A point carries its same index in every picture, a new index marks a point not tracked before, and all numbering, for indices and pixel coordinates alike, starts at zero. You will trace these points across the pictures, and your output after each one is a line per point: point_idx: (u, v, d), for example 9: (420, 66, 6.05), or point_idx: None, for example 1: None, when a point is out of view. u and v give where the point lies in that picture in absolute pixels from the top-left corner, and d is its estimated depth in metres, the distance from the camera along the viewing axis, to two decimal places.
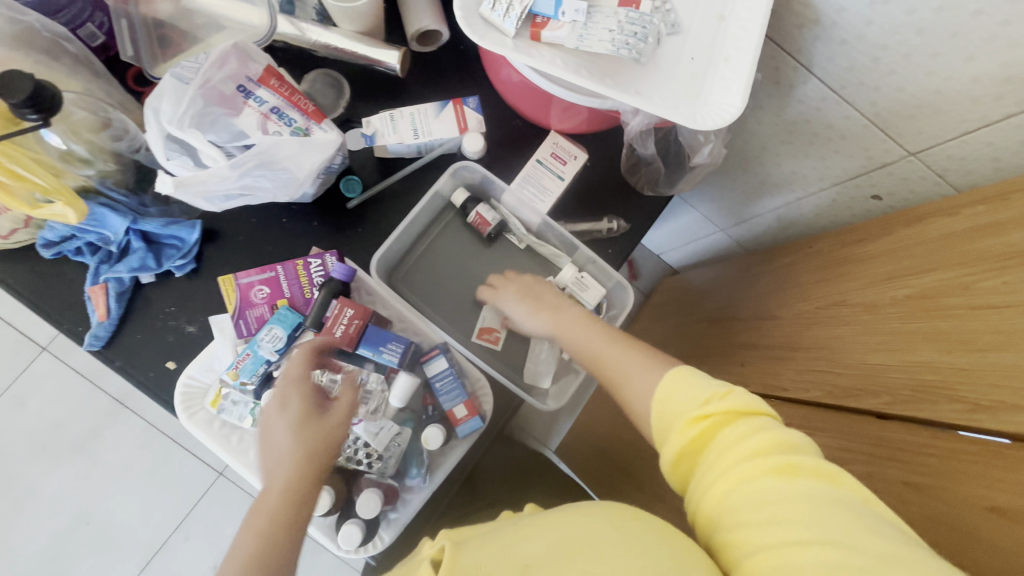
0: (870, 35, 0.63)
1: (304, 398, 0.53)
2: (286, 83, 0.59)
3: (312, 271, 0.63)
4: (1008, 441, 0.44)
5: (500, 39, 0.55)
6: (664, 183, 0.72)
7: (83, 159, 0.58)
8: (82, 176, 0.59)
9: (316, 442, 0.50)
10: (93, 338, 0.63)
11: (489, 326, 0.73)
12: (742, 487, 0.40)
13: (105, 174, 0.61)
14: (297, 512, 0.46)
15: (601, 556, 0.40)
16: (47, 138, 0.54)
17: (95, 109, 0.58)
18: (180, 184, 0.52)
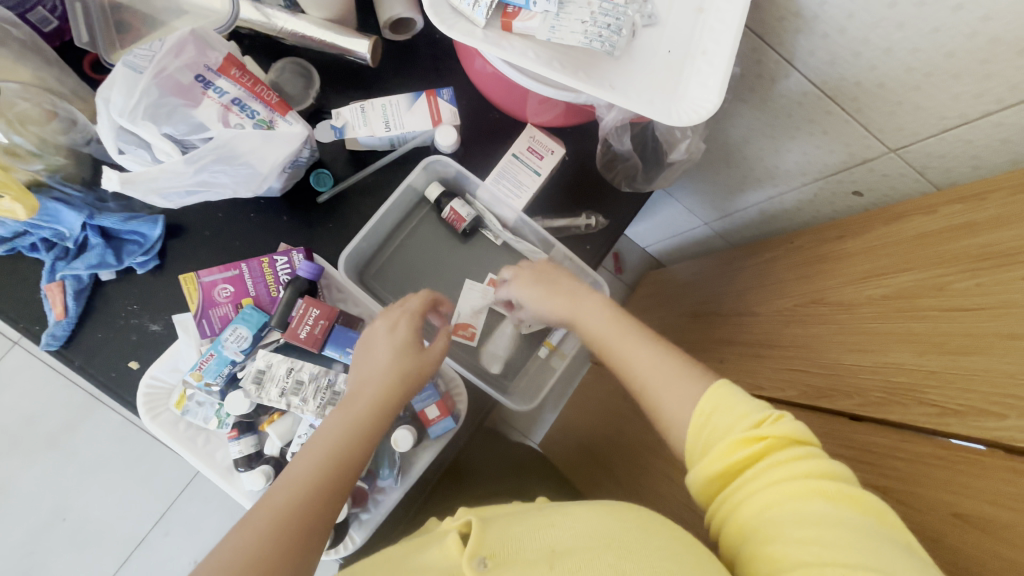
0: (852, 29, 0.61)
1: (411, 328, 0.56)
2: (248, 73, 0.57)
3: (278, 269, 0.61)
4: (983, 448, 0.43)
5: (469, 29, 0.53)
6: (642, 179, 0.70)
7: (31, 153, 0.56)
8: (31, 170, 0.57)
9: (411, 368, 0.53)
10: (51, 338, 0.61)
11: (465, 322, 0.71)
12: (784, 506, 0.40)
13: (55, 168, 0.59)
14: (377, 425, 0.50)
15: (630, 552, 0.40)
16: None
17: (42, 99, 0.56)
18: (127, 180, 0.50)
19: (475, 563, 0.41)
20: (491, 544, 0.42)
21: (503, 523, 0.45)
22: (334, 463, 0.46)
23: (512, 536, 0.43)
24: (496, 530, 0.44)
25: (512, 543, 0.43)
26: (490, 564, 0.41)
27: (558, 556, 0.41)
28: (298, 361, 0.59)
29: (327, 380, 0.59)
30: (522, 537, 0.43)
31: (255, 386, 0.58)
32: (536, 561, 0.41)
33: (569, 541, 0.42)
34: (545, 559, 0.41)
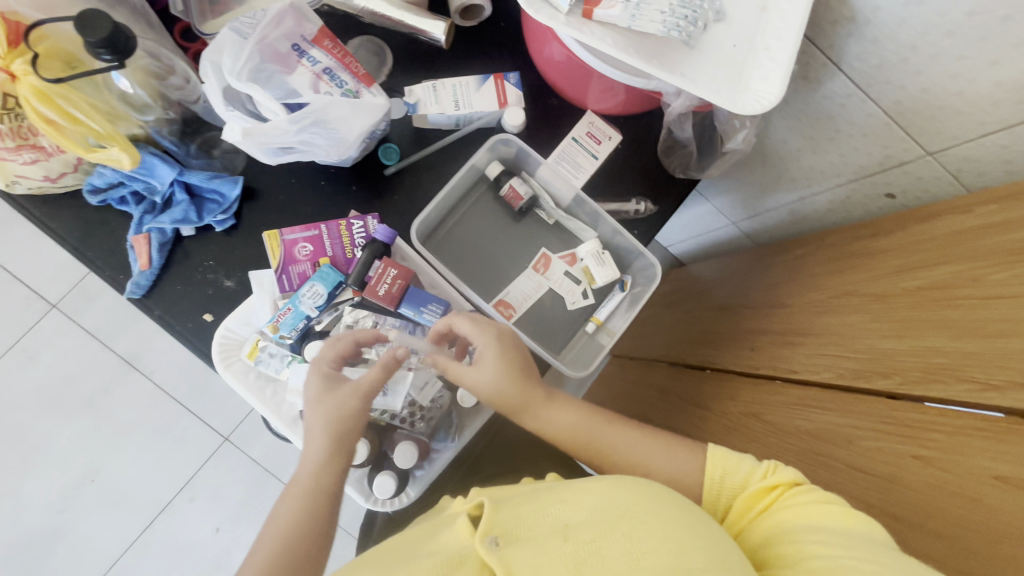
0: (902, 35, 0.65)
1: (322, 375, 0.54)
2: (339, 45, 0.61)
3: (355, 232, 0.65)
4: (1004, 415, 0.48)
5: (553, 14, 0.57)
6: (694, 167, 0.74)
7: (142, 105, 0.60)
8: (139, 123, 0.61)
9: (329, 415, 0.51)
10: (135, 286, 0.64)
11: (507, 301, 0.74)
12: (797, 518, 0.47)
13: (161, 122, 0.62)
14: (324, 498, 0.49)
15: (644, 523, 0.43)
16: (116, 80, 0.56)
17: (158, 54, 0.59)
18: (246, 133, 0.54)
19: (487, 541, 0.45)
20: (502, 525, 0.46)
21: (514, 505, 0.48)
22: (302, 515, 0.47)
23: (522, 519, 0.46)
24: (508, 513, 0.47)
25: (525, 523, 0.46)
26: (501, 542, 0.45)
27: (572, 528, 0.44)
28: (381, 316, 0.63)
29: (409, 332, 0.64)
30: (532, 516, 0.47)
31: None
32: (551, 534, 0.44)
33: (583, 517, 0.45)
34: (560, 533, 0.44)
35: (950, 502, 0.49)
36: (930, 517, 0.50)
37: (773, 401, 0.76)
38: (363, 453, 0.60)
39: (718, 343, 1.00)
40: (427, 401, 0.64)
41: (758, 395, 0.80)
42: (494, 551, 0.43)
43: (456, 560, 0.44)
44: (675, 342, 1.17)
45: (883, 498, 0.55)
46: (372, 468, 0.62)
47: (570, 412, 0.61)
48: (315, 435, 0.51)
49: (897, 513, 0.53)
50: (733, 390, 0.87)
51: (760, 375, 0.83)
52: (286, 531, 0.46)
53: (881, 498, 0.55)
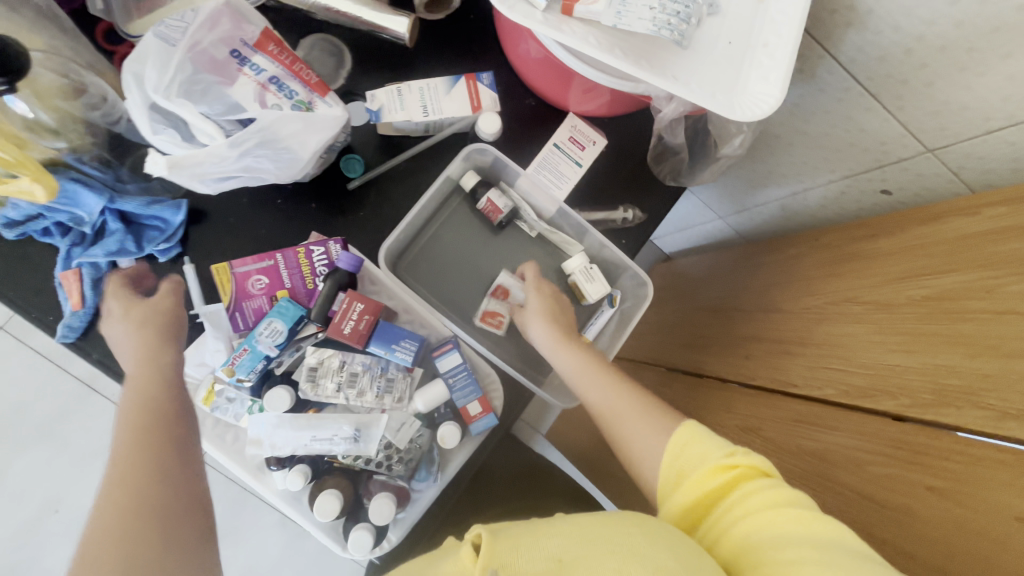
0: (907, 25, 0.60)
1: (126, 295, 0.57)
2: (286, 50, 0.53)
3: (314, 259, 0.57)
4: None
5: (529, 11, 0.50)
6: (686, 174, 0.69)
7: (50, 129, 0.52)
8: (50, 148, 0.53)
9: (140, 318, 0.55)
10: (67, 330, 0.57)
11: (494, 310, 0.68)
12: (764, 526, 0.43)
13: (77, 147, 0.55)
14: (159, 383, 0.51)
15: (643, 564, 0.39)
16: (12, 103, 0.47)
17: (66, 71, 0.52)
18: (175, 164, 0.46)
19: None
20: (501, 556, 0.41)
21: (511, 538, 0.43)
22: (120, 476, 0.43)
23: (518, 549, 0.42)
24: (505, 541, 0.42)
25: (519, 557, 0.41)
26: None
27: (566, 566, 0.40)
28: (348, 353, 0.57)
29: (380, 369, 0.58)
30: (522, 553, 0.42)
31: (308, 383, 0.56)
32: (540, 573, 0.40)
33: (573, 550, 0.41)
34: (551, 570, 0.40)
35: (967, 540, 0.45)
36: (941, 553, 0.47)
37: (771, 415, 0.73)
38: (335, 508, 0.54)
39: (710, 348, 0.96)
40: (405, 442, 0.58)
41: (755, 408, 0.77)
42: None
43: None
44: (664, 343, 1.13)
45: (890, 529, 0.52)
46: (347, 520, 0.57)
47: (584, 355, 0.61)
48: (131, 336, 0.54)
49: (913, 551, 0.50)
50: (727, 399, 0.84)
51: (755, 386, 0.79)
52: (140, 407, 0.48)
53: (885, 528, 0.53)
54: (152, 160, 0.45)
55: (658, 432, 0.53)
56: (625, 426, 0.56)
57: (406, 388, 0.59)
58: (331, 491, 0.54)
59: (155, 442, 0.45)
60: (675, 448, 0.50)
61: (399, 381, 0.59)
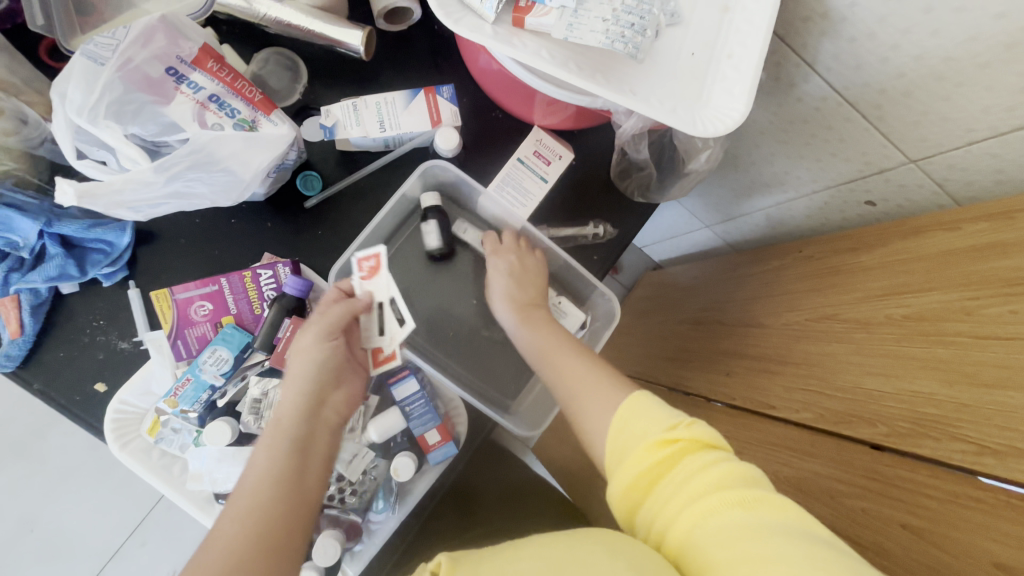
0: (882, 33, 0.57)
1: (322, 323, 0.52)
2: (226, 67, 0.51)
3: (262, 283, 0.55)
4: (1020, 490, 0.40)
5: (477, 24, 0.48)
6: (655, 189, 0.66)
7: None
8: None
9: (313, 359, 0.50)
10: (4, 359, 0.55)
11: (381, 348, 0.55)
12: (697, 502, 0.40)
13: (3, 173, 0.52)
14: (311, 422, 0.47)
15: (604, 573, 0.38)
16: None
17: None
18: (85, 193, 0.44)
19: None
20: None
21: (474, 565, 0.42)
22: (256, 535, 0.40)
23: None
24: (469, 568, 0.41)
25: None
26: None
27: None
28: None
29: None
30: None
31: (252, 416, 0.53)
32: None
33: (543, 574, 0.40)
34: None
35: None
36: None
37: (751, 437, 0.70)
38: None
39: (691, 362, 0.94)
40: (357, 475, 0.56)
41: (735, 429, 0.74)
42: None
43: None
44: (649, 355, 1.11)
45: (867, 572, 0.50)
46: None
47: (547, 332, 0.58)
48: (288, 385, 0.49)
49: None
50: (709, 418, 0.81)
51: (736, 405, 0.77)
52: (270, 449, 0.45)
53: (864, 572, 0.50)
54: (60, 188, 0.43)
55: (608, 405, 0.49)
56: (559, 366, 0.55)
57: (359, 420, 0.57)
58: None
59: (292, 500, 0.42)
60: (620, 420, 0.47)
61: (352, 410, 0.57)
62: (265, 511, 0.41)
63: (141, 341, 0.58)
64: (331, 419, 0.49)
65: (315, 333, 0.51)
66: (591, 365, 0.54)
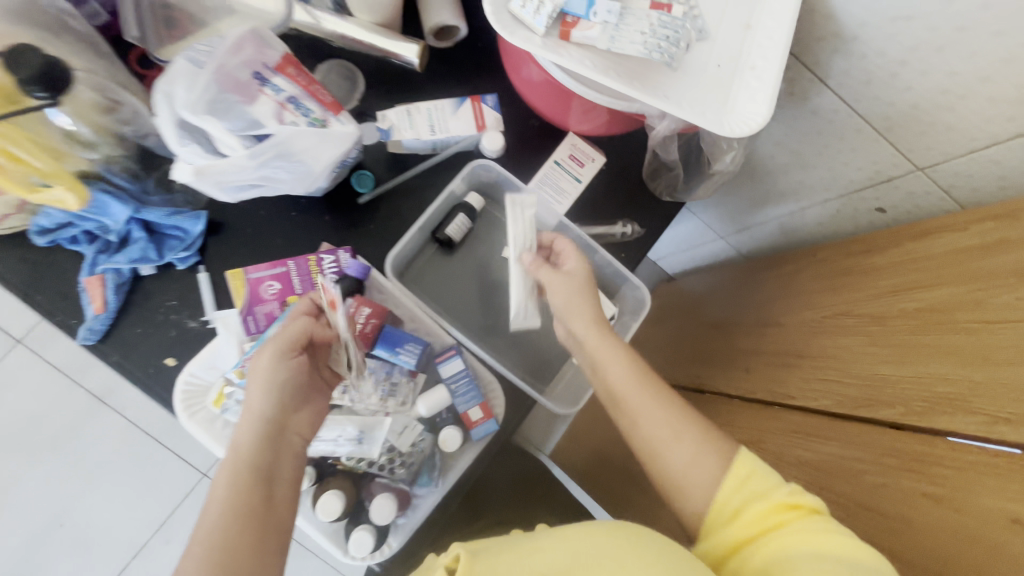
0: (890, 51, 0.63)
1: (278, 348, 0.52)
2: (303, 73, 0.58)
3: (325, 267, 0.61)
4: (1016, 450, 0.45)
5: (529, 37, 0.54)
6: (682, 189, 0.71)
7: (88, 142, 0.55)
8: (86, 160, 0.56)
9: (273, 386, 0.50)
10: (89, 332, 0.60)
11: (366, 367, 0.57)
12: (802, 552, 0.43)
13: (110, 158, 0.58)
14: (273, 449, 0.48)
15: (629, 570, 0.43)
16: (53, 118, 0.51)
17: (104, 89, 0.56)
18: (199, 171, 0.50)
19: None
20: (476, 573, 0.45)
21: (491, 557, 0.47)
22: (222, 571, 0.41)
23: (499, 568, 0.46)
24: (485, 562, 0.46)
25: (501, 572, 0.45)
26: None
27: None
28: None
29: (386, 373, 0.61)
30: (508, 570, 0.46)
31: None
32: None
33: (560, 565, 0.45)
34: None
35: (964, 547, 0.45)
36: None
37: (771, 427, 0.74)
38: (337, 509, 0.55)
39: (711, 363, 0.97)
40: (407, 446, 0.60)
41: (755, 421, 0.77)
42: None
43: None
44: (668, 360, 1.14)
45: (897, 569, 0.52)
46: (348, 522, 0.59)
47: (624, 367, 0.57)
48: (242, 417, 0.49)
49: (915, 559, 0.49)
50: (730, 413, 0.84)
51: (756, 399, 0.80)
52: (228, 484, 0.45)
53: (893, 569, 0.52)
54: (183, 166, 0.50)
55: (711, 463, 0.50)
56: (654, 424, 0.54)
57: (409, 392, 0.61)
58: (335, 492, 0.56)
59: (261, 527, 0.44)
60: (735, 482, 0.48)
61: (404, 385, 0.61)
62: (228, 537, 0.42)
63: (208, 321, 0.63)
64: (295, 443, 0.50)
65: (275, 351, 0.51)
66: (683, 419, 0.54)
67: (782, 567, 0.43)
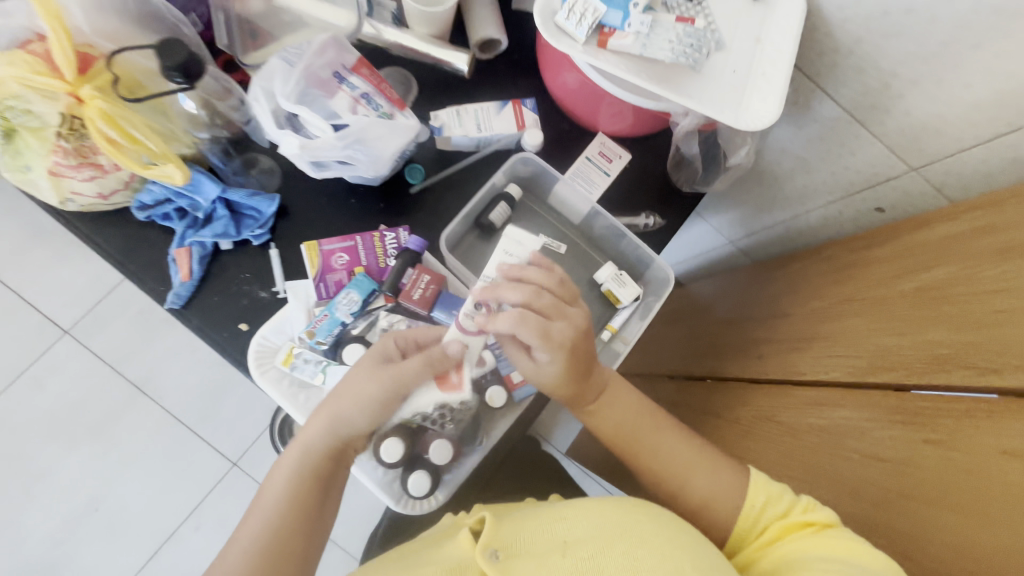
0: (883, 63, 0.72)
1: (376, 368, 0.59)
2: (375, 74, 0.67)
3: (387, 243, 0.69)
4: (995, 395, 0.52)
5: (572, 45, 0.63)
6: (701, 182, 0.79)
7: (203, 124, 0.67)
8: (196, 139, 0.68)
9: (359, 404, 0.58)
10: (175, 297, 0.67)
11: (446, 372, 0.60)
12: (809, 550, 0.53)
13: (216, 140, 0.70)
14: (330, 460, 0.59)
15: (643, 544, 0.53)
16: (184, 101, 0.64)
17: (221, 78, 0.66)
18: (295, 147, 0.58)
19: (490, 552, 0.53)
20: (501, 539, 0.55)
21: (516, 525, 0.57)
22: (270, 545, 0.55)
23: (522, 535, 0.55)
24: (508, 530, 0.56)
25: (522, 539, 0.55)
26: (500, 553, 0.54)
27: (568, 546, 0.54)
28: (414, 320, 0.67)
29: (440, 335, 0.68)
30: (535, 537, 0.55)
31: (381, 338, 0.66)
32: (552, 550, 0.53)
33: (579, 535, 0.55)
34: (560, 548, 0.54)
35: (965, 481, 0.51)
36: (931, 509, 0.53)
37: (783, 403, 0.79)
38: (397, 452, 0.63)
39: (724, 354, 1.03)
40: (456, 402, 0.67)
41: (768, 399, 0.83)
42: (494, 563, 0.52)
43: (456, 568, 0.53)
44: (683, 355, 1.21)
45: (904, 518, 0.56)
46: (404, 470, 0.66)
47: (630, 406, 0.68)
48: (319, 419, 0.59)
49: (919, 495, 0.55)
50: (744, 395, 0.90)
51: (769, 379, 0.86)
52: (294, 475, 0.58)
53: (901, 518, 0.56)
54: (291, 138, 0.59)
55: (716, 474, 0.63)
56: (663, 456, 0.65)
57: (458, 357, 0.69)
58: (396, 438, 0.64)
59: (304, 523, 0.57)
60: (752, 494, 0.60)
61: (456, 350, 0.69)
62: (279, 525, 0.56)
63: (278, 292, 0.70)
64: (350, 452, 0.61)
65: (388, 390, 0.58)
66: (689, 446, 0.66)
67: (793, 566, 0.53)
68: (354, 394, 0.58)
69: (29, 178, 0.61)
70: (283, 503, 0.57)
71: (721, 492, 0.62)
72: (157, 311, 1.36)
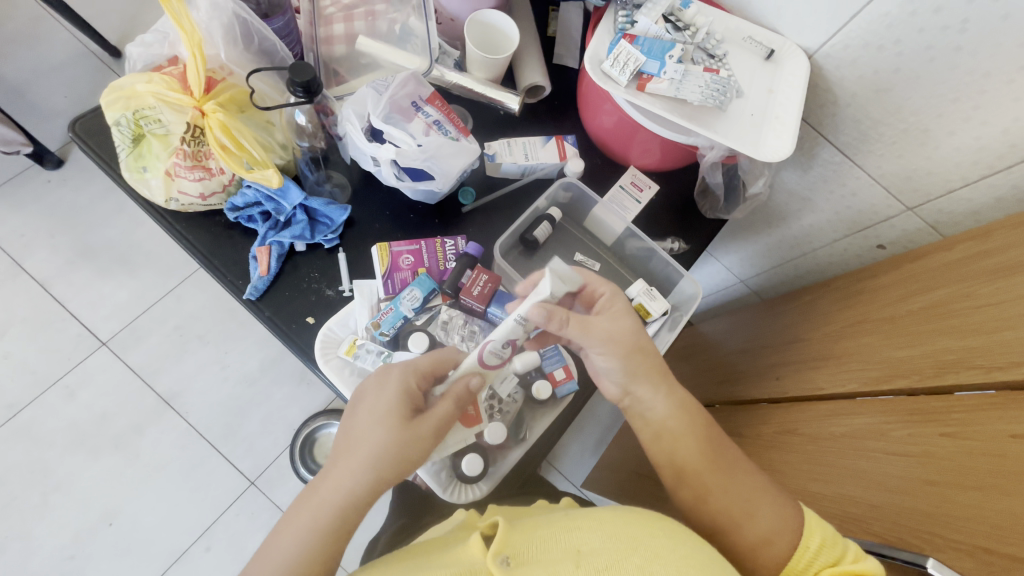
0: (876, 115, 0.84)
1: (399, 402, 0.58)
2: (446, 104, 0.77)
3: (448, 249, 0.78)
4: (999, 389, 0.59)
5: (616, 87, 0.74)
6: (723, 209, 0.89)
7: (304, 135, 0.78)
8: (297, 147, 0.79)
9: (388, 443, 0.55)
10: (253, 289, 0.74)
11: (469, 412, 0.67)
12: None
13: (314, 148, 0.80)
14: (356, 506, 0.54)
15: (656, 558, 0.45)
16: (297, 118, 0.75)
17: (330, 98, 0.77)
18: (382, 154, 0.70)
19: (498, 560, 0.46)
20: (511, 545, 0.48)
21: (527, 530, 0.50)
22: None
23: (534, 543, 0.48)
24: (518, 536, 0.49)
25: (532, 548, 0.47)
26: (511, 563, 0.47)
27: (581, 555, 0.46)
28: (470, 316, 0.76)
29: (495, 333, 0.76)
30: (544, 546, 0.48)
31: (441, 330, 0.74)
32: (563, 560, 0.46)
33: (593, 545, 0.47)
34: (571, 558, 0.46)
35: (980, 464, 0.55)
36: (950, 493, 0.57)
37: (803, 416, 0.84)
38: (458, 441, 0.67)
39: (742, 380, 1.09)
40: (505, 395, 0.75)
41: (789, 416, 0.88)
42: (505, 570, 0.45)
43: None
44: (702, 385, 1.26)
45: (930, 504, 0.58)
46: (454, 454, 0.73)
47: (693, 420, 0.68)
48: (343, 462, 0.55)
49: (938, 479, 0.59)
50: (764, 415, 0.95)
51: (788, 398, 0.91)
52: (314, 520, 0.52)
53: (925, 503, 0.59)
54: (387, 147, 0.71)
55: (776, 505, 0.61)
56: (736, 487, 0.63)
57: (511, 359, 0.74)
58: None
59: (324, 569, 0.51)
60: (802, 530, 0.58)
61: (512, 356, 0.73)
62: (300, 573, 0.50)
63: (344, 290, 0.77)
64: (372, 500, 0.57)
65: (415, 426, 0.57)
66: (751, 479, 0.64)
67: None
68: (382, 429, 0.56)
69: (144, 178, 0.72)
70: (302, 547, 0.51)
71: (778, 531, 0.59)
72: (192, 327, 1.42)
